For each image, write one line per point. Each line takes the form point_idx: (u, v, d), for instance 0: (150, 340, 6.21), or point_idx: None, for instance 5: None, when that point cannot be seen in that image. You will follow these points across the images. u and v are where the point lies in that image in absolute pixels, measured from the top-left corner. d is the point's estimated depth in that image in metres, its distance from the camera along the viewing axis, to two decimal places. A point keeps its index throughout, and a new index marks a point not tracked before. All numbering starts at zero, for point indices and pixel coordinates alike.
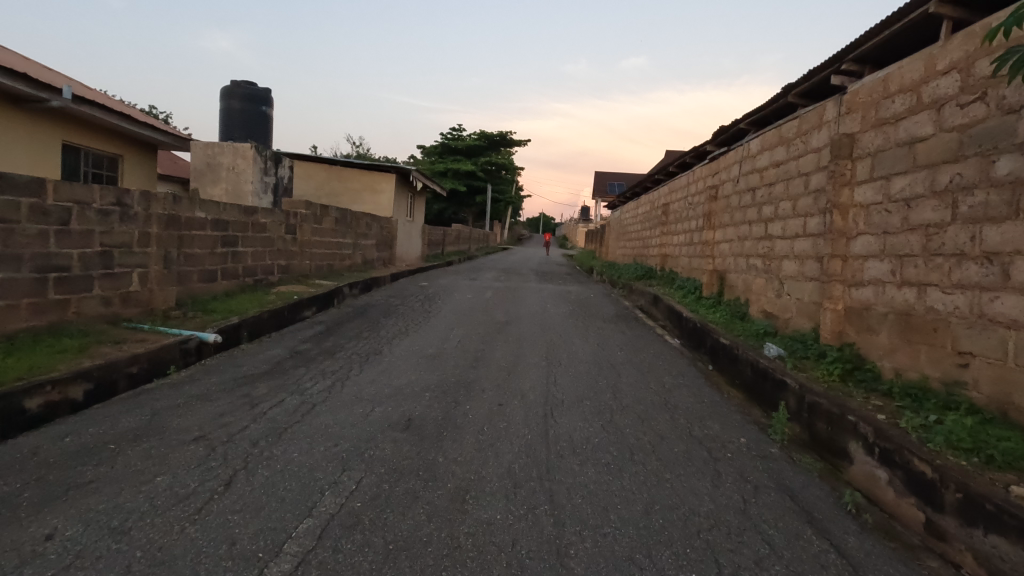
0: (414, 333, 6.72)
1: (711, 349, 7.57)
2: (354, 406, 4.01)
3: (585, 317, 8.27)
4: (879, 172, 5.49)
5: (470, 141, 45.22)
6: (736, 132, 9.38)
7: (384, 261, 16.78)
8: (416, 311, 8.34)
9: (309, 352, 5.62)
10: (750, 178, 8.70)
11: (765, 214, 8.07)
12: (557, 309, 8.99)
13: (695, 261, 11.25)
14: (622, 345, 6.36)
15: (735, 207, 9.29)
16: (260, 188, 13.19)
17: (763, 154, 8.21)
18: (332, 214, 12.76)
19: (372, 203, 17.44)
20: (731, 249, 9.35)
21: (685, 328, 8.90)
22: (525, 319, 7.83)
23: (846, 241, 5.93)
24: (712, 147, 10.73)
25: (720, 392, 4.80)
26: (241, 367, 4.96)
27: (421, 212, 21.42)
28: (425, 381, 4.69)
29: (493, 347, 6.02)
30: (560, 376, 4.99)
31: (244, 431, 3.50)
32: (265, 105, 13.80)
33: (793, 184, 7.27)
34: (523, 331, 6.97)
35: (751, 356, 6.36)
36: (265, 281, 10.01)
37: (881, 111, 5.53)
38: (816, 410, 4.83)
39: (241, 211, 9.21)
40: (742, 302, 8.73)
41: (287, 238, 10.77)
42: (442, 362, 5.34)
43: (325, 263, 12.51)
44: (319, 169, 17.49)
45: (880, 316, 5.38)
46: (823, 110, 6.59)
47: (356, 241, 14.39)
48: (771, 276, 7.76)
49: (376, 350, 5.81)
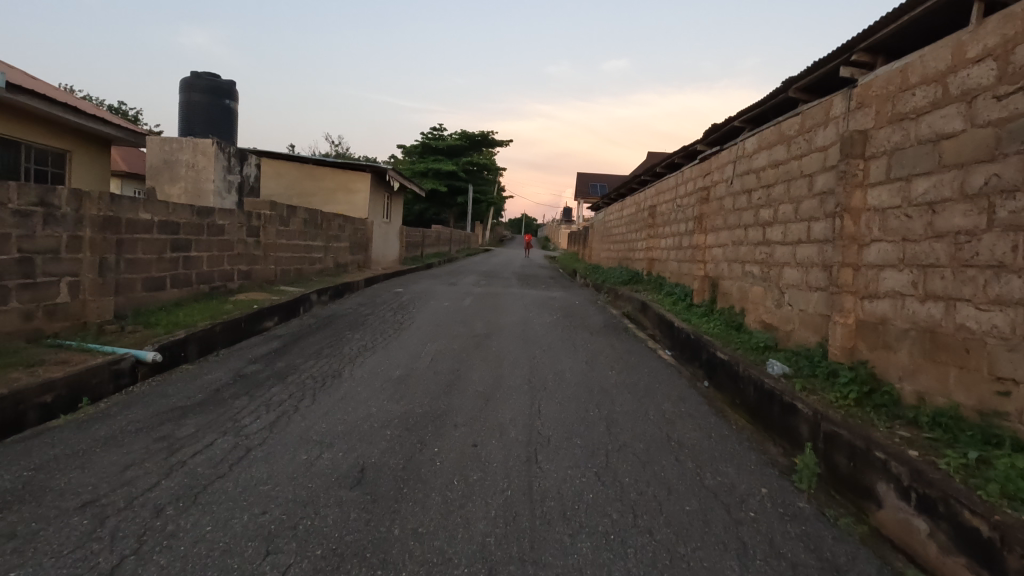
0: (381, 350, 6.01)
1: (708, 363, 7.01)
2: (297, 451, 3.32)
3: (572, 328, 7.65)
4: (897, 173, 4.95)
5: (451, 141, 44.44)
6: (730, 130, 8.84)
7: (359, 265, 15.99)
8: (386, 322, 7.62)
9: (256, 376, 4.88)
10: (746, 179, 8.18)
11: (763, 218, 7.54)
12: (540, 318, 8.35)
13: (685, 266, 10.70)
14: (613, 363, 5.74)
15: (729, 210, 8.75)
16: (223, 187, 12.33)
17: (761, 154, 7.68)
18: (301, 216, 11.96)
19: (346, 203, 16.63)
20: (725, 255, 8.80)
21: (677, 340, 8.33)
22: (506, 331, 7.17)
23: (858, 248, 5.40)
24: (703, 147, 10.20)
25: (726, 422, 4.20)
26: (171, 398, 4.21)
27: (399, 213, 20.63)
28: (388, 413, 4.01)
29: (469, 367, 5.36)
30: (545, 404, 4.35)
31: (150, 493, 2.78)
32: (229, 98, 12.92)
33: (795, 185, 6.74)
34: (504, 346, 6.31)
35: (753, 374, 5.80)
36: (223, 288, 9.19)
37: (899, 105, 4.99)
38: (835, 442, 4.26)
39: (195, 213, 8.40)
40: (737, 311, 8.19)
41: (248, 241, 9.96)
42: (410, 387, 4.66)
43: (292, 267, 11.70)
44: (290, 168, 16.61)
45: (900, 332, 4.84)
46: (830, 105, 6.05)
47: (327, 244, 13.58)
48: (770, 285, 7.23)
49: (336, 372, 5.09)
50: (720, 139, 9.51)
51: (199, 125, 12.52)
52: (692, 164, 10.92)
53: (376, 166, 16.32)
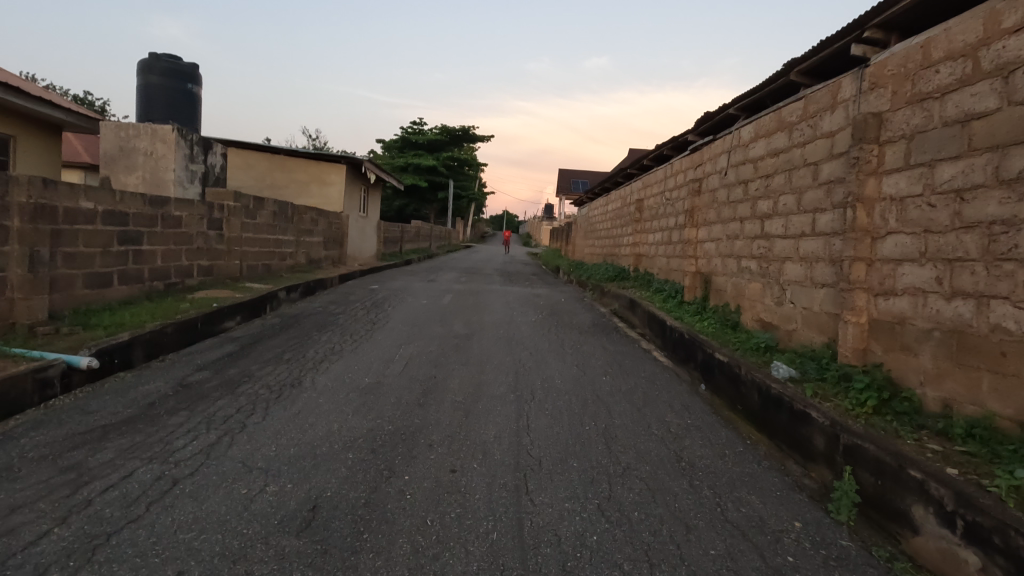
0: (349, 353, 5.40)
1: (704, 365, 6.56)
2: (235, 484, 2.72)
3: (559, 327, 7.13)
4: (918, 159, 4.51)
5: (431, 135, 43.60)
6: (724, 118, 8.40)
7: (333, 261, 15.27)
8: (358, 322, 7.02)
9: (202, 385, 4.25)
10: (741, 170, 7.74)
11: (761, 210, 7.11)
12: (524, 317, 7.82)
13: (674, 262, 10.26)
14: (606, 367, 5.22)
15: (723, 202, 8.31)
16: (184, 177, 11.53)
17: (758, 143, 7.24)
18: (268, 208, 11.22)
19: (319, 196, 15.88)
20: (719, 250, 8.37)
21: (669, 340, 7.87)
22: (488, 332, 6.62)
23: (872, 241, 4.97)
24: (694, 137, 9.75)
25: (739, 436, 3.71)
26: (93, 414, 3.57)
27: (377, 207, 19.89)
28: (351, 431, 3.43)
29: (447, 373, 4.80)
30: (534, 418, 3.81)
31: (32, 549, 2.16)
32: (191, 82, 12.08)
33: (797, 174, 6.30)
34: (486, 349, 5.78)
35: (757, 378, 5.34)
36: (180, 285, 8.46)
37: (919, 83, 4.56)
38: (859, 456, 3.80)
39: (148, 202, 7.67)
40: (732, 309, 7.76)
41: (210, 235, 9.22)
42: (378, 397, 4.08)
43: (259, 263, 10.97)
44: (260, 158, 15.78)
45: (921, 333, 4.41)
46: (837, 87, 5.61)
47: (298, 238, 12.85)
48: (769, 281, 6.81)
49: (295, 380, 4.48)
50: (712, 129, 9.08)
51: (159, 110, 11.69)
52: (681, 156, 10.49)
53: (352, 158, 15.60)
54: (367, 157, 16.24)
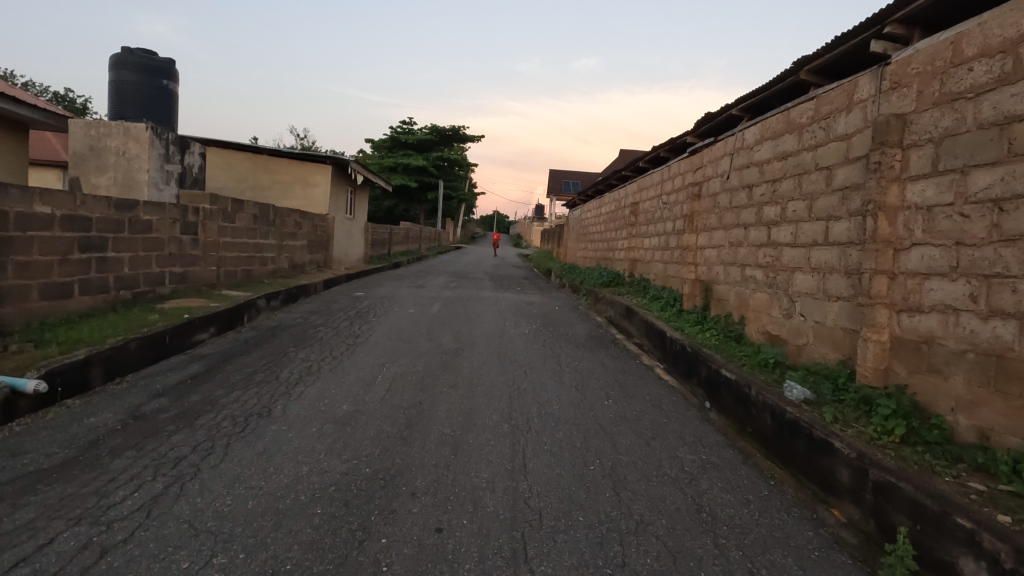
0: (327, 374, 4.94)
1: (709, 381, 6.17)
2: (176, 554, 2.26)
3: (554, 340, 6.71)
4: (948, 164, 4.15)
5: (420, 135, 43.03)
6: (726, 119, 8.03)
7: (318, 265, 14.74)
8: (339, 336, 6.55)
9: (158, 416, 3.77)
10: (745, 174, 7.38)
11: (767, 216, 6.74)
12: (518, 329, 7.39)
13: (672, 268, 9.89)
14: (607, 389, 4.81)
15: (724, 207, 7.95)
16: (159, 177, 10.97)
17: (764, 145, 6.88)
18: (248, 211, 10.69)
19: (304, 198, 15.35)
20: (720, 257, 8.00)
21: (669, 352, 7.48)
22: (479, 346, 6.19)
23: (894, 253, 4.60)
24: (693, 139, 9.38)
25: (761, 475, 3.31)
26: (22, 457, 3.08)
27: (364, 209, 19.36)
28: (322, 477, 2.98)
29: (434, 398, 4.36)
30: (532, 456, 3.38)
31: None
32: (167, 79, 11.54)
33: (808, 179, 5.93)
34: (477, 367, 5.35)
35: (769, 400, 4.95)
36: (150, 293, 7.93)
37: (949, 83, 4.20)
38: (893, 497, 3.41)
39: (113, 206, 7.15)
40: (735, 320, 7.39)
41: (184, 240, 8.70)
42: (355, 431, 3.63)
43: (238, 269, 10.44)
44: (242, 158, 15.21)
45: (952, 354, 4.05)
46: (854, 87, 5.25)
47: (280, 242, 12.33)
48: (776, 292, 6.44)
49: (263, 408, 4.01)
50: (712, 130, 8.71)
51: (132, 108, 11.11)
52: (679, 158, 10.12)
53: (337, 158, 15.08)
54: (354, 157, 15.73)
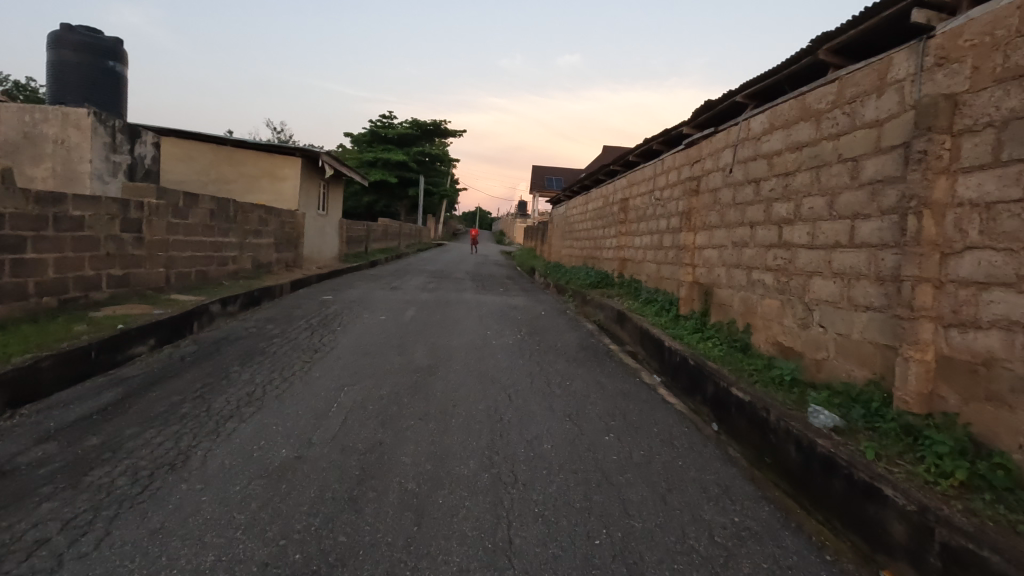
0: (272, 403, 4.11)
1: (717, 400, 5.47)
2: None
3: (542, 354, 5.97)
4: (1014, 153, 3.48)
5: (400, 129, 41.88)
6: (728, 107, 7.33)
7: (286, 264, 13.77)
8: (296, 350, 5.69)
9: (34, 473, 2.91)
10: (751, 167, 6.69)
11: (777, 214, 6.07)
12: (501, 338, 6.61)
13: (666, 269, 9.20)
14: (606, 419, 4.07)
15: (727, 204, 7.27)
16: (104, 169, 9.92)
17: (774, 134, 6.19)
18: (204, 206, 9.72)
19: (271, 192, 14.36)
20: (722, 258, 7.33)
21: (667, 364, 6.78)
22: (457, 363, 5.40)
23: (941, 257, 3.93)
24: (690, 130, 8.68)
25: (813, 548, 2.58)
26: None
27: (338, 204, 18.37)
28: (233, 572, 2.18)
29: (399, 436, 3.56)
30: (519, 525, 2.61)
31: None
32: (114, 60, 10.46)
33: (828, 172, 5.25)
34: (453, 390, 4.58)
35: (793, 427, 4.26)
36: (82, 299, 6.98)
37: (1015, 55, 3.52)
38: (972, 568, 2.72)
39: (33, 200, 6.19)
40: (741, 328, 6.70)
41: (126, 239, 7.74)
42: (292, 491, 2.81)
43: (193, 270, 9.51)
44: (203, 149, 14.13)
45: (1022, 381, 3.38)
46: (887, 65, 4.57)
47: (243, 240, 11.35)
48: (790, 299, 5.76)
49: (178, 456, 3.17)
50: (712, 120, 8.01)
51: (73, 92, 10.04)
52: (674, 151, 9.40)
53: (307, 150, 14.09)
54: (326, 149, 14.74)
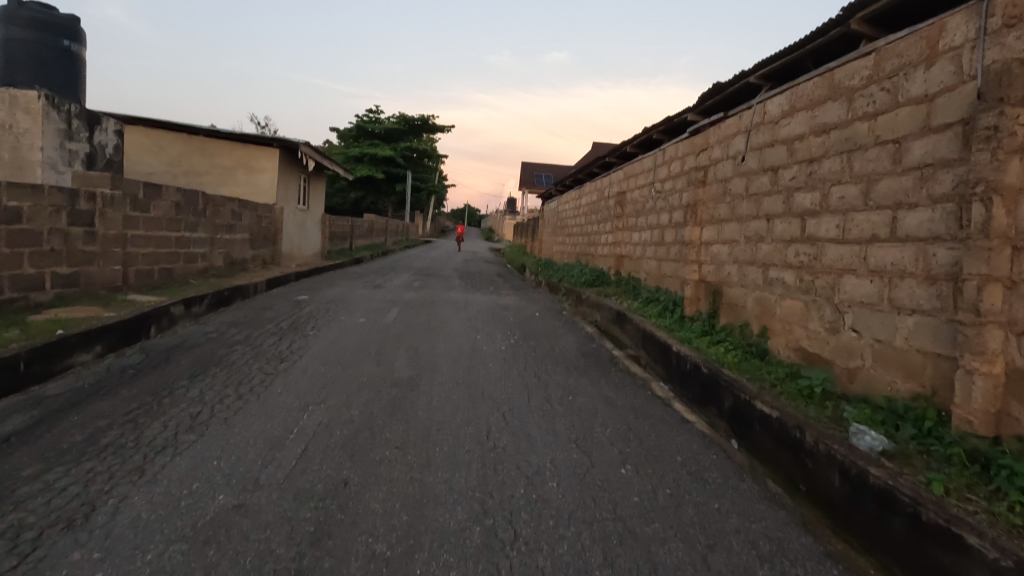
0: (218, 429, 3.41)
1: (736, 413, 4.87)
2: None
3: (539, 361, 5.32)
4: None
5: (387, 123, 40.97)
6: (740, 90, 6.72)
7: (263, 261, 12.98)
8: (259, 359, 4.99)
9: None
10: (767, 154, 6.09)
11: (799, 204, 5.47)
12: (493, 344, 5.95)
13: (668, 266, 8.60)
14: (620, 445, 3.43)
15: (738, 195, 6.67)
16: (58, 157, 9.09)
17: (796, 116, 5.59)
18: (167, 198, 8.92)
19: (247, 185, 13.55)
20: (733, 255, 6.73)
21: (675, 371, 6.17)
22: (444, 374, 4.73)
23: (1014, 252, 3.33)
24: (695, 117, 8.08)
25: None
26: None
27: (320, 198, 17.57)
28: None
29: (370, 473, 2.89)
30: None
31: None
32: (70, 40, 9.60)
33: (863, 157, 4.65)
34: (439, 407, 3.92)
35: (835, 451, 3.65)
36: (20, 300, 6.19)
37: None
38: None
39: None
40: (757, 332, 6.10)
41: (75, 233, 6.95)
42: (221, 561, 2.13)
43: (156, 268, 8.73)
44: (174, 139, 13.29)
45: None
46: (938, 32, 3.98)
47: (213, 236, 10.56)
48: (816, 300, 5.16)
49: (81, 509, 2.46)
50: (720, 104, 7.40)
51: (26, 73, 9.13)
52: (676, 140, 8.79)
53: (285, 140, 13.30)
54: (305, 140, 13.95)
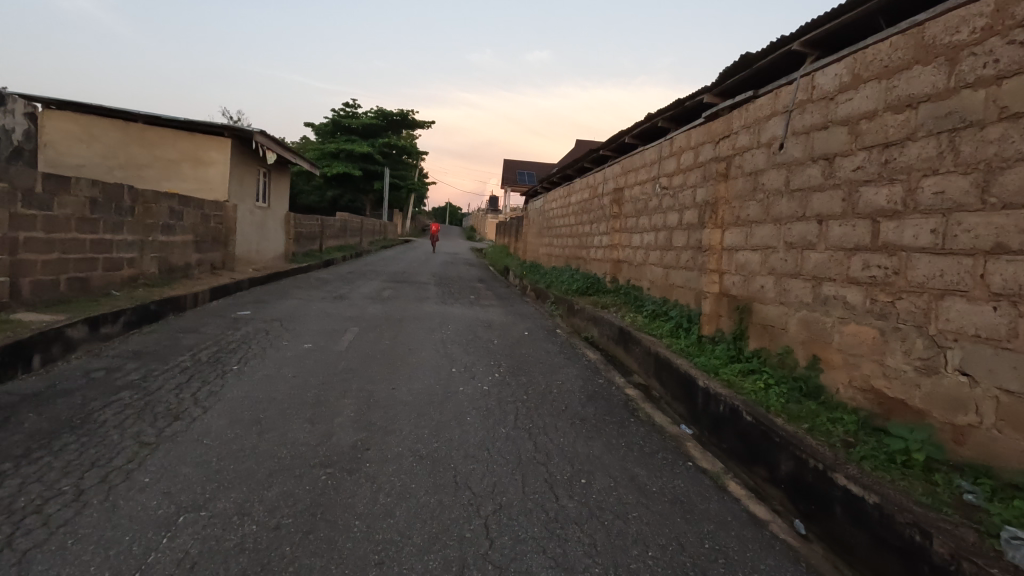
0: None
1: (801, 485, 3.59)
2: None
3: (533, 411, 3.99)
4: None
5: (365, 118, 39.25)
6: (776, 61, 5.47)
7: (211, 266, 11.43)
8: (141, 418, 3.55)
9: None
10: (818, 138, 4.83)
11: (870, 201, 4.22)
12: (474, 382, 4.61)
13: (680, 276, 7.33)
14: None
15: (775, 191, 5.42)
16: None
17: (863, 88, 4.35)
18: (78, 193, 7.37)
19: (195, 179, 11.96)
20: (766, 264, 5.49)
21: (704, 413, 4.89)
22: (404, 438, 3.38)
23: None
24: (713, 99, 6.82)
25: None
26: None
27: (284, 195, 15.99)
28: None
29: None
30: None
31: None
32: None
33: (977, 138, 3.43)
34: (387, 512, 2.56)
35: None
36: None
37: None
38: None
39: None
40: (805, 364, 4.84)
41: None
42: None
43: (62, 278, 7.20)
44: (110, 126, 11.68)
45: None
46: None
47: (144, 237, 9.00)
48: (897, 327, 3.91)
49: None
50: (746, 81, 6.15)
51: None
52: (688, 127, 7.52)
53: (239, 129, 11.74)
54: (262, 129, 12.40)
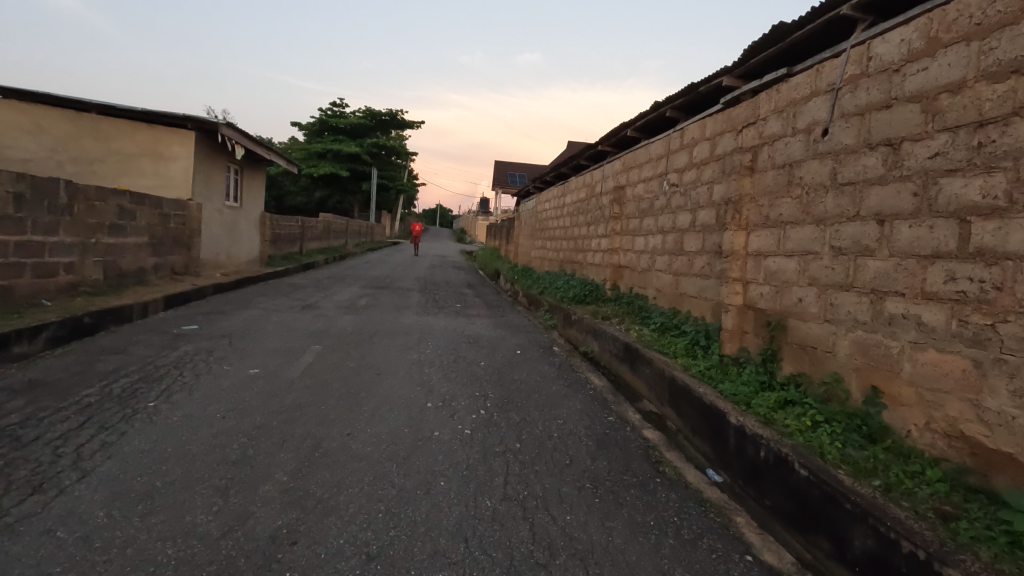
0: None
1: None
2: None
3: (528, 469, 3.04)
4: None
5: (353, 118, 38.20)
6: (818, 31, 4.58)
7: (170, 271, 10.38)
8: None
9: None
10: (877, 118, 3.94)
11: (955, 194, 3.32)
12: (452, 423, 3.66)
13: (693, 284, 6.43)
14: None
15: (817, 184, 4.51)
16: None
17: (942, 53, 3.47)
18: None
19: (155, 175, 10.90)
20: (806, 273, 4.59)
21: (738, 458, 3.96)
22: (351, 522, 2.41)
23: None
24: (733, 82, 5.93)
25: None
26: None
27: (258, 195, 14.94)
28: None
29: None
30: None
31: None
32: None
33: None
34: None
35: None
36: None
37: None
38: None
39: None
40: (861, 398, 3.93)
41: None
42: None
43: None
44: (61, 117, 10.61)
45: None
46: None
47: (86, 239, 7.95)
48: (1001, 359, 3.02)
49: None
50: (776, 59, 5.26)
51: None
52: (702, 116, 6.64)
53: (203, 121, 10.71)
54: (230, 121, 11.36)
